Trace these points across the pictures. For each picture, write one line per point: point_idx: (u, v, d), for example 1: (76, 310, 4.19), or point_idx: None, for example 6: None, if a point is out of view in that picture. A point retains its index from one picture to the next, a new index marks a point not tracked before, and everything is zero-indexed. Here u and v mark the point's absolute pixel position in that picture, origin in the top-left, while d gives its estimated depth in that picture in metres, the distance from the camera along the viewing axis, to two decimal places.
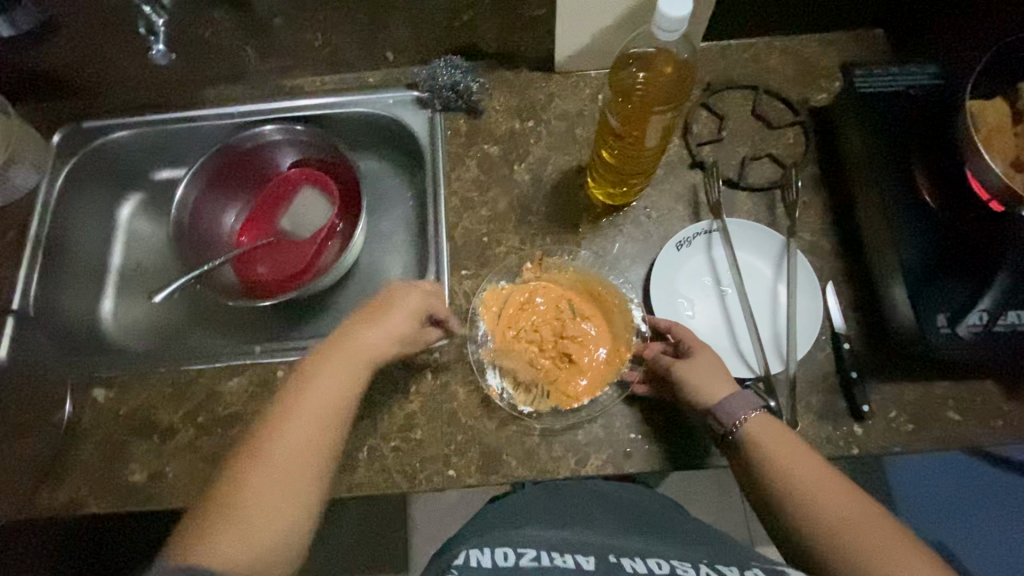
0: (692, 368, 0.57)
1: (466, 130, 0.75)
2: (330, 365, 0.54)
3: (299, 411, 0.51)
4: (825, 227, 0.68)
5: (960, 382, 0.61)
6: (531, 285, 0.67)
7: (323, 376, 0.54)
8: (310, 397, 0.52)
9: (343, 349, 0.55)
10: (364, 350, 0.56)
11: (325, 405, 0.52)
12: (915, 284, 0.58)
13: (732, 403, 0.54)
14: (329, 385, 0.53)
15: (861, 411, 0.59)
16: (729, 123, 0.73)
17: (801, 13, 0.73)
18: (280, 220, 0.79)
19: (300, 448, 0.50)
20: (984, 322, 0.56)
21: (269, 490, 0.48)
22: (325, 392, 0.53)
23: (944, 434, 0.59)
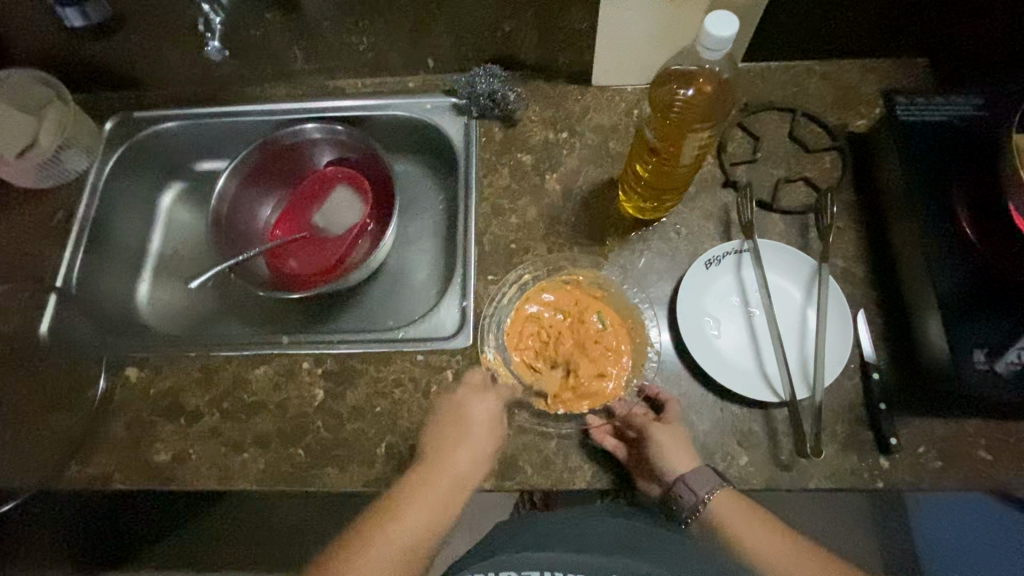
0: (670, 439, 0.59)
1: (501, 138, 0.76)
2: (420, 504, 0.58)
3: (382, 559, 0.57)
4: (858, 254, 0.67)
5: (994, 421, 0.59)
6: (575, 291, 0.68)
7: (426, 511, 0.58)
8: (410, 514, 0.58)
9: (429, 482, 0.59)
10: (455, 487, 0.58)
11: (417, 550, 0.58)
12: (953, 318, 0.57)
13: (693, 480, 0.57)
14: (423, 511, 0.58)
15: (888, 445, 0.58)
16: (764, 144, 0.72)
17: (844, 37, 0.73)
18: (314, 216, 0.81)
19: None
20: (1022, 361, 0.55)
21: (372, 571, 0.56)
22: (413, 525, 0.58)
23: (975, 474, 0.58)
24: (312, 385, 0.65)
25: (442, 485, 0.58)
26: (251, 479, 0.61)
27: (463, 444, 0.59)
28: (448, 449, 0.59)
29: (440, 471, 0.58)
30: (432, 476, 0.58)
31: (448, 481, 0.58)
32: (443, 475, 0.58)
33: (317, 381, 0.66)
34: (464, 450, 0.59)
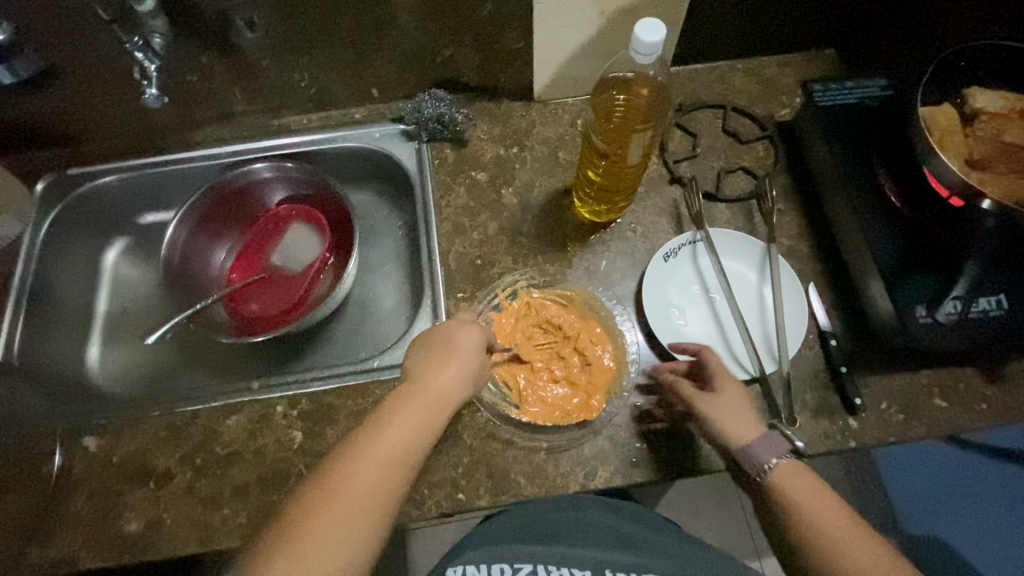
0: (720, 403, 0.57)
1: (453, 159, 0.77)
2: (401, 419, 0.51)
3: (349, 493, 0.46)
4: (801, 232, 0.71)
5: (942, 370, 0.64)
6: (551, 306, 0.68)
7: (392, 436, 0.50)
8: (392, 430, 0.50)
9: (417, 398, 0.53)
10: (443, 396, 0.54)
11: (399, 453, 0.49)
12: (894, 280, 0.61)
13: (757, 447, 0.54)
14: (406, 431, 0.50)
15: (854, 405, 0.61)
16: (702, 140, 0.77)
17: (758, 37, 0.79)
18: (272, 256, 0.80)
19: (386, 468, 0.48)
20: (959, 310, 0.59)
21: (338, 538, 0.44)
22: (398, 439, 0.50)
23: (934, 421, 0.62)
24: (290, 428, 0.63)
25: (427, 403, 0.53)
26: (234, 535, 0.58)
27: (433, 385, 0.54)
28: (434, 372, 0.55)
29: (425, 389, 0.54)
30: (414, 392, 0.53)
31: (414, 408, 0.52)
32: (393, 416, 0.51)
33: (294, 423, 0.64)
34: (426, 387, 0.54)
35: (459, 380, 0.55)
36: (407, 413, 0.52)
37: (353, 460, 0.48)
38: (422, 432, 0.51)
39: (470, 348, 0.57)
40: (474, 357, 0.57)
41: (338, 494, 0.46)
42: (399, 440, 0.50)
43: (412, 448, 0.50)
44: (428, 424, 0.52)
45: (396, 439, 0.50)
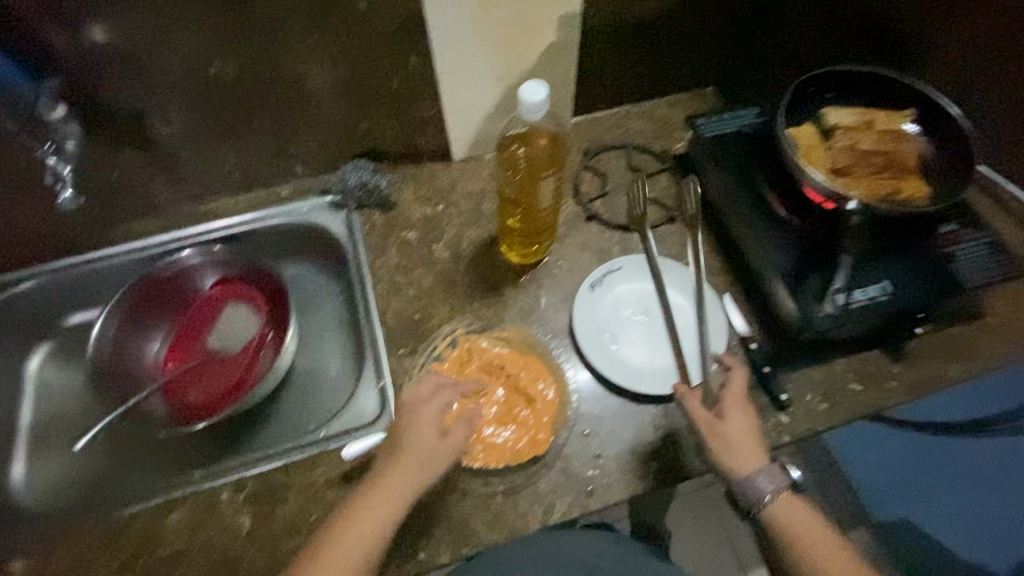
0: (730, 435, 0.59)
1: (382, 222, 0.80)
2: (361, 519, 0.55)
3: None
4: (710, 249, 0.78)
5: (853, 356, 0.70)
6: (492, 348, 0.71)
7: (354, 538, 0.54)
8: (349, 532, 0.54)
9: (378, 495, 0.56)
10: (399, 488, 0.57)
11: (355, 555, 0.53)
12: (798, 288, 0.67)
13: (759, 478, 0.57)
14: (362, 534, 0.54)
15: (781, 400, 0.66)
16: (610, 179, 0.85)
17: (646, 83, 0.88)
18: (207, 340, 0.79)
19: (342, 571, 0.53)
20: (844, 300, 0.65)
21: None
22: (357, 540, 0.54)
23: (853, 404, 0.67)
24: (238, 514, 0.61)
25: (387, 497, 0.56)
26: None
27: (398, 483, 0.57)
28: (397, 472, 0.57)
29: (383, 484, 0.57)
30: (376, 490, 0.57)
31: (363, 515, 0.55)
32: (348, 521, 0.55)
33: (242, 509, 0.62)
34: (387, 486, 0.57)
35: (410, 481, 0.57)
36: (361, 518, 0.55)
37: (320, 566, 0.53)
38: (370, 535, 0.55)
39: (421, 449, 0.58)
40: (425, 449, 0.58)
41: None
42: (358, 541, 0.54)
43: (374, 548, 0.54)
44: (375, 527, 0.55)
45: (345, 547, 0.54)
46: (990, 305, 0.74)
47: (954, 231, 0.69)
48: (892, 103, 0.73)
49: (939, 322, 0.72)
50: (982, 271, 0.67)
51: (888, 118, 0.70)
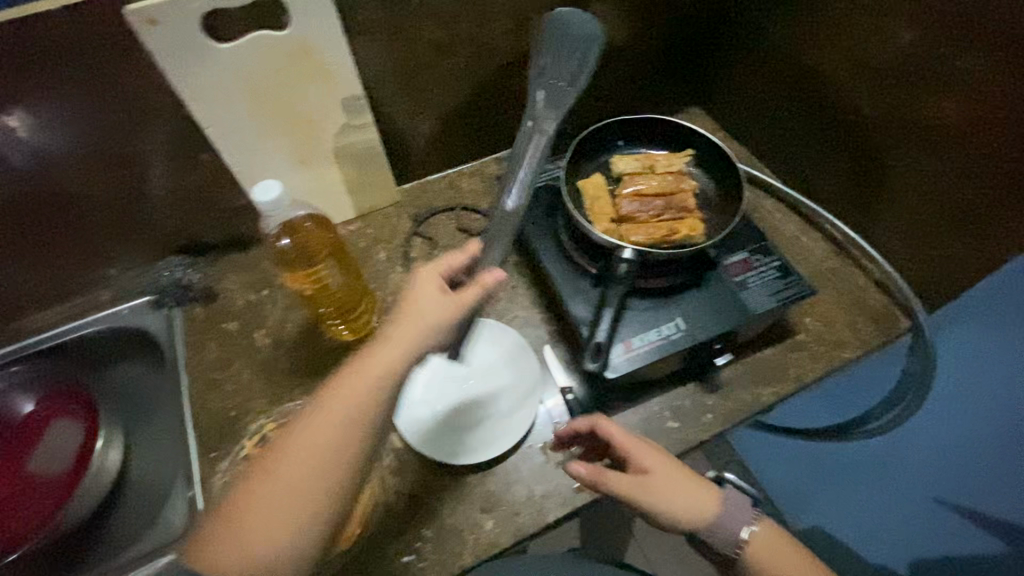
0: (657, 486, 0.57)
1: (204, 316, 0.79)
2: (312, 425, 0.49)
3: (262, 495, 0.48)
4: (534, 302, 0.80)
5: (669, 393, 0.71)
6: None
7: (274, 467, 0.49)
8: (294, 446, 0.49)
9: (329, 400, 0.50)
10: (376, 367, 0.51)
11: (298, 474, 0.48)
12: (586, 339, 0.65)
13: (730, 518, 0.57)
14: (317, 437, 0.49)
15: (598, 452, 0.66)
16: (440, 243, 0.86)
17: (468, 145, 0.91)
18: (30, 468, 0.76)
19: (295, 486, 0.48)
20: (621, 349, 0.66)
21: (264, 522, 0.47)
22: (311, 438, 0.49)
23: (671, 444, 0.67)
24: None
25: (350, 397, 0.50)
26: None
27: (383, 341, 0.52)
28: (387, 338, 0.53)
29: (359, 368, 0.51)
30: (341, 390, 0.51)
31: (338, 406, 0.50)
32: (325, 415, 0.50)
33: None
34: (370, 348, 0.52)
35: (368, 373, 0.51)
36: (330, 409, 0.50)
37: (238, 504, 0.48)
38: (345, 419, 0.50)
39: (432, 314, 0.53)
40: (429, 308, 0.54)
41: (225, 534, 0.47)
42: (303, 450, 0.49)
43: (302, 472, 0.48)
44: (366, 407, 0.50)
45: (337, 433, 0.49)
46: (801, 322, 0.76)
47: (744, 259, 0.72)
48: (674, 143, 0.78)
49: (750, 347, 0.74)
50: (773, 295, 0.69)
51: (667, 160, 0.74)
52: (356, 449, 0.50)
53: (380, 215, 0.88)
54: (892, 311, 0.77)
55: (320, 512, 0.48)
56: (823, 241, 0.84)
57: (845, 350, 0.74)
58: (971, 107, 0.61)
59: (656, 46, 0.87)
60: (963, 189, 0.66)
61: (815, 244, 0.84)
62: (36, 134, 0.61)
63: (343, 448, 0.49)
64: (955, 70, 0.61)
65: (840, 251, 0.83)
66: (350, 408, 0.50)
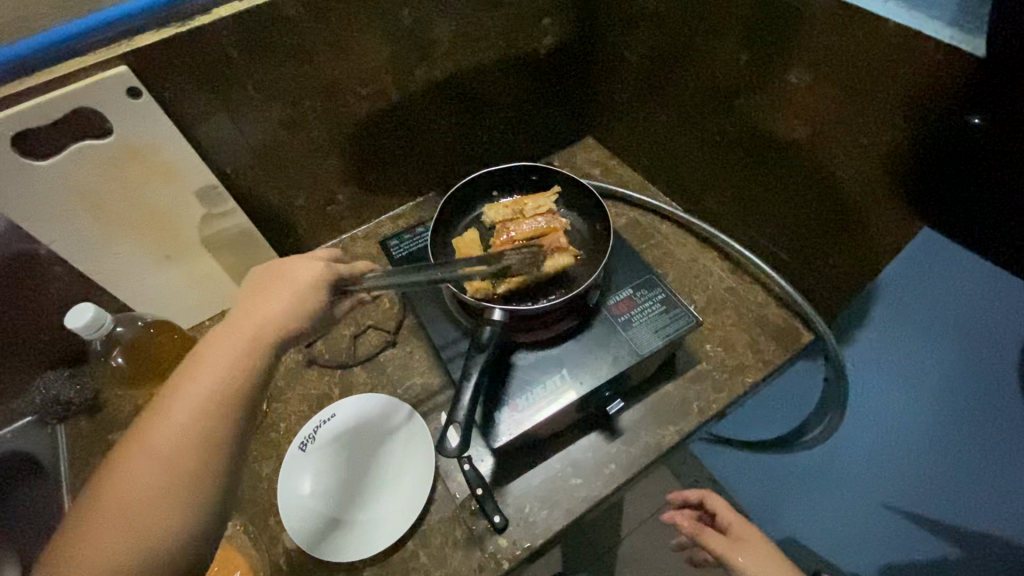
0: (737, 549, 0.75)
1: (89, 430, 0.75)
2: (184, 391, 0.39)
3: (124, 485, 0.36)
4: (431, 366, 0.77)
5: (570, 447, 0.68)
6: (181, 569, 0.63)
7: (151, 436, 0.37)
8: (185, 400, 0.39)
9: (205, 362, 0.41)
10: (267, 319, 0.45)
11: (172, 445, 0.37)
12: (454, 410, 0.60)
13: None
14: (194, 398, 0.39)
15: (498, 524, 0.62)
16: None
17: (355, 209, 0.89)
18: None
19: (169, 463, 0.37)
20: (509, 413, 0.63)
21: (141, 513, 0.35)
22: (194, 401, 0.39)
23: (576, 502, 0.64)
24: None
25: (232, 349, 0.42)
26: None
27: (265, 305, 0.46)
28: (255, 306, 0.45)
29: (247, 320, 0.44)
30: (214, 345, 0.42)
31: (215, 364, 0.41)
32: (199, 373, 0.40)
33: None
34: (237, 314, 0.45)
35: (251, 338, 0.43)
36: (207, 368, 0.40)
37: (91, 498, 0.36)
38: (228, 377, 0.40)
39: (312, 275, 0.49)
40: (299, 278, 0.49)
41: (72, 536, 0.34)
42: (176, 422, 0.38)
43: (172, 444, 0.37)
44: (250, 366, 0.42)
45: (211, 398, 0.39)
46: (702, 350, 0.74)
47: (628, 297, 0.71)
48: (545, 184, 0.79)
49: (650, 385, 0.72)
50: (658, 332, 0.67)
51: (535, 202, 0.75)
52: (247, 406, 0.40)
53: None
54: (793, 325, 0.76)
55: (195, 491, 0.37)
56: (720, 259, 0.83)
57: (747, 374, 0.72)
58: (810, 119, 0.61)
59: (528, 87, 0.86)
60: (833, 201, 0.64)
61: (712, 264, 0.83)
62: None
63: (231, 409, 0.39)
64: (789, 84, 0.61)
65: (737, 268, 0.82)
66: (242, 362, 0.41)
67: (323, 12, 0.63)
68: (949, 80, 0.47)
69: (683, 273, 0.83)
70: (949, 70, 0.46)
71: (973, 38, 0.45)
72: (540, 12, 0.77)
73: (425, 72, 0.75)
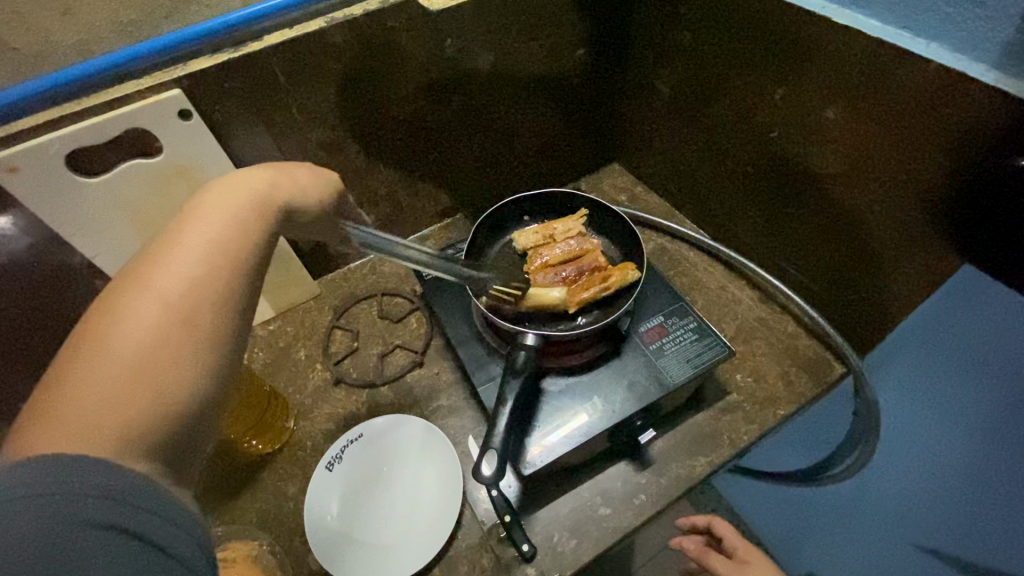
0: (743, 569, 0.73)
1: None
2: (192, 239, 0.38)
3: (119, 334, 0.33)
4: (458, 389, 0.77)
5: (599, 476, 0.68)
6: None
7: (149, 284, 0.35)
8: (188, 245, 0.37)
9: (202, 214, 0.40)
10: (261, 182, 0.45)
11: (172, 298, 0.35)
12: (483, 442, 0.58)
13: None
14: (195, 246, 0.38)
15: (526, 553, 0.61)
16: (361, 333, 0.83)
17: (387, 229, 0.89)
18: None
19: (169, 313, 0.35)
20: (540, 441, 0.62)
21: (129, 366, 0.32)
22: (196, 246, 0.38)
23: (604, 533, 0.63)
24: None
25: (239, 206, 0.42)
26: None
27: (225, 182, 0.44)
28: (247, 166, 0.46)
29: (243, 178, 0.44)
30: (218, 193, 0.42)
31: (191, 247, 0.37)
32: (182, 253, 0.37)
33: None
34: (224, 181, 0.43)
35: (228, 218, 0.40)
36: (185, 249, 0.37)
37: (58, 381, 0.32)
38: (208, 261, 0.37)
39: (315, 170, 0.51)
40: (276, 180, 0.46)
41: (39, 423, 0.30)
42: (179, 268, 0.36)
43: (159, 322, 0.34)
44: (229, 258, 0.38)
45: (213, 254, 0.38)
46: (732, 379, 0.74)
47: (659, 324, 0.71)
48: (575, 211, 0.80)
49: (680, 415, 0.71)
50: (690, 361, 0.67)
51: (565, 225, 0.76)
52: (243, 282, 0.39)
53: (300, 311, 0.86)
54: (824, 358, 0.75)
55: (197, 356, 0.35)
56: (748, 288, 0.83)
57: (778, 405, 0.71)
58: (846, 153, 0.61)
59: (560, 113, 0.88)
60: (863, 233, 0.64)
61: (740, 292, 0.83)
62: (31, 229, 0.60)
63: (233, 267, 0.38)
64: (826, 120, 0.61)
65: (766, 298, 0.82)
66: (243, 227, 0.41)
67: (368, 40, 0.65)
68: (997, 122, 0.47)
69: (712, 301, 0.83)
70: (992, 112, 0.47)
71: (1016, 81, 0.46)
72: (574, 42, 0.79)
73: (462, 97, 0.77)
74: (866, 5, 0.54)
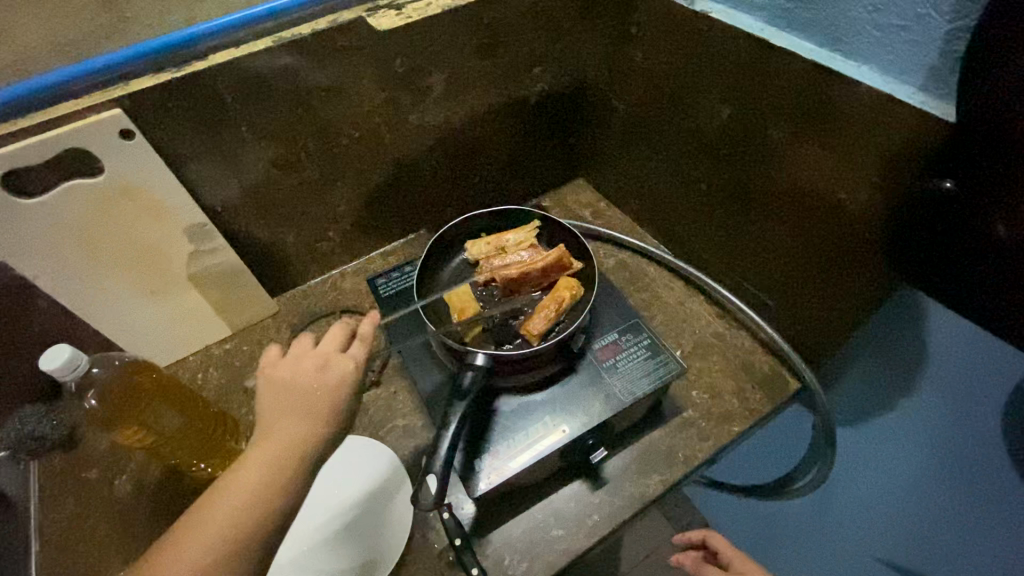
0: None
1: (63, 466, 0.73)
2: (238, 488, 0.45)
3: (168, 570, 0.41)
4: (414, 408, 0.76)
5: (552, 497, 0.67)
6: None
7: (198, 527, 0.43)
8: (232, 493, 0.45)
9: (250, 462, 0.46)
10: (298, 418, 0.49)
11: (207, 541, 0.42)
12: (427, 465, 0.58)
13: None
14: (236, 498, 0.44)
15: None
16: None
17: (347, 245, 0.89)
18: None
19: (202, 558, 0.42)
20: (491, 463, 0.62)
21: None
22: (237, 496, 0.44)
23: (556, 555, 0.63)
24: None
25: (272, 453, 0.47)
26: None
27: (266, 433, 0.49)
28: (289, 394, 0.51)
29: (284, 415, 0.49)
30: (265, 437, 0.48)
31: (234, 495, 0.44)
32: (200, 530, 0.43)
33: None
34: (274, 413, 0.50)
35: (267, 467, 0.46)
36: (229, 497, 0.44)
37: None
38: (211, 552, 0.42)
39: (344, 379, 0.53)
40: (301, 408, 0.50)
41: None
42: (221, 512, 0.44)
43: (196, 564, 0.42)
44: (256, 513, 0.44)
45: (246, 506, 0.44)
46: (687, 396, 0.74)
47: (614, 342, 0.71)
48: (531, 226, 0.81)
49: (635, 433, 0.71)
50: (645, 378, 0.67)
51: (517, 237, 0.76)
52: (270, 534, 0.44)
53: (258, 330, 0.86)
54: (779, 373, 0.75)
55: None
56: (707, 303, 0.83)
57: (733, 422, 0.71)
58: (793, 173, 0.62)
59: (520, 131, 0.88)
60: (812, 253, 0.65)
61: (699, 308, 0.83)
62: None
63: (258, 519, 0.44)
64: (772, 140, 0.62)
65: (724, 313, 0.82)
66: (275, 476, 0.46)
67: (317, 59, 0.65)
68: (929, 144, 0.48)
69: (670, 316, 0.83)
70: (925, 133, 0.47)
71: (943, 104, 0.47)
72: (530, 61, 0.79)
73: (418, 116, 0.77)
74: (803, 28, 0.55)
